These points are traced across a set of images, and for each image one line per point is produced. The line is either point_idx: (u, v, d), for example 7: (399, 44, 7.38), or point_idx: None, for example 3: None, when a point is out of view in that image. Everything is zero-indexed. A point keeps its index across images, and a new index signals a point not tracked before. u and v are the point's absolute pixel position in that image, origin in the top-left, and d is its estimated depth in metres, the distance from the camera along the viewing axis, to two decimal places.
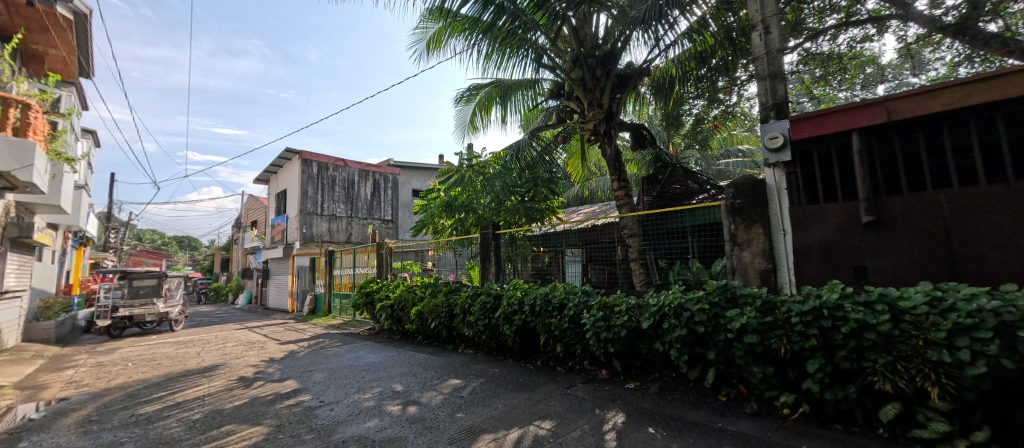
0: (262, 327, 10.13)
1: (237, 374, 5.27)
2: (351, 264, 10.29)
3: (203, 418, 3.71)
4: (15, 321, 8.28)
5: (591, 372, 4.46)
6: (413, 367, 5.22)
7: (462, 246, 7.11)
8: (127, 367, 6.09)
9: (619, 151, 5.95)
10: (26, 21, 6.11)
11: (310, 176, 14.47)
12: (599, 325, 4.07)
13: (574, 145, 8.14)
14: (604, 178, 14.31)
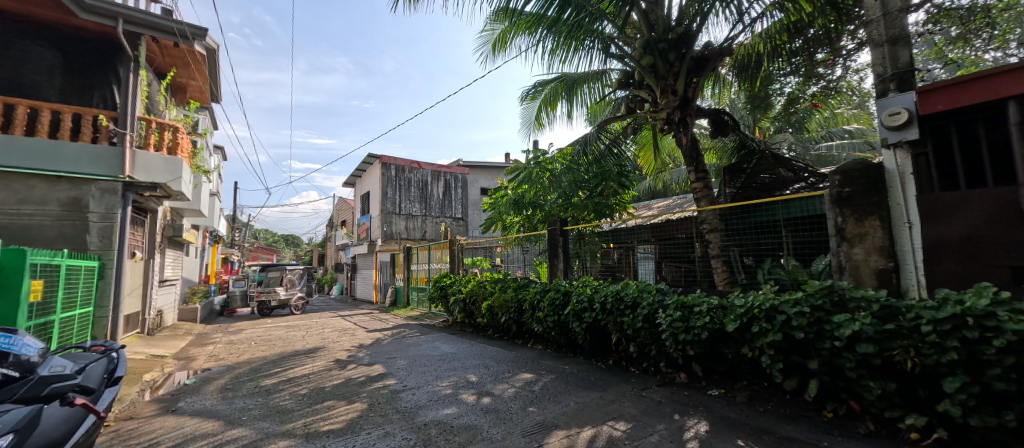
0: (352, 316, 11.08)
1: (334, 356, 5.80)
2: (426, 260, 10.81)
3: (310, 393, 4.11)
4: (173, 304, 10.01)
5: (667, 375, 4.16)
6: (486, 359, 5.31)
7: (531, 242, 7.09)
8: (249, 345, 7.03)
9: (696, 139, 5.41)
10: (174, 60, 7.25)
11: (389, 178, 15.48)
12: (677, 326, 3.77)
13: (644, 135, 7.74)
14: (679, 169, 13.43)
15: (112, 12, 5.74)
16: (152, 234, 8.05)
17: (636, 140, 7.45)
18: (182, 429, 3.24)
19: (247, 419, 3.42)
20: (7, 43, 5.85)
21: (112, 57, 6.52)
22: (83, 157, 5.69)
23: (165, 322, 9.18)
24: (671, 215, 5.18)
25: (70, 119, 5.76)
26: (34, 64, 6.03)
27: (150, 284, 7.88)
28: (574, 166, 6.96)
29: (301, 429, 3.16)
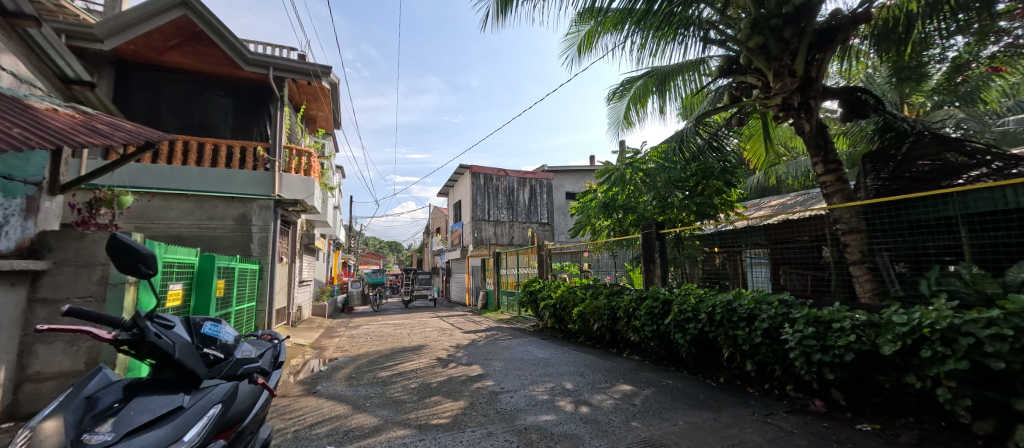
0: (449, 317, 11.75)
1: (436, 355, 6.17)
2: (515, 264, 10.99)
3: (418, 387, 4.43)
4: (308, 301, 11.73)
5: (798, 401, 3.55)
6: (581, 367, 5.14)
7: (621, 246, 6.71)
8: (366, 340, 7.85)
9: (824, 125, 4.62)
10: (307, 95, 8.52)
11: (479, 187, 16.21)
12: (809, 344, 3.20)
13: (753, 125, 6.84)
14: (797, 160, 11.51)
15: (263, 63, 7.01)
16: (293, 242, 9.54)
17: (739, 131, 6.58)
18: (321, 410, 3.73)
19: (370, 406, 3.81)
20: (198, 96, 7.45)
21: (265, 99, 7.85)
22: (247, 180, 7.00)
23: (303, 316, 10.77)
24: (788, 215, 4.49)
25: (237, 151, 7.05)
26: (214, 111, 7.51)
27: (293, 284, 9.33)
28: (668, 164, 6.38)
29: (414, 420, 3.40)
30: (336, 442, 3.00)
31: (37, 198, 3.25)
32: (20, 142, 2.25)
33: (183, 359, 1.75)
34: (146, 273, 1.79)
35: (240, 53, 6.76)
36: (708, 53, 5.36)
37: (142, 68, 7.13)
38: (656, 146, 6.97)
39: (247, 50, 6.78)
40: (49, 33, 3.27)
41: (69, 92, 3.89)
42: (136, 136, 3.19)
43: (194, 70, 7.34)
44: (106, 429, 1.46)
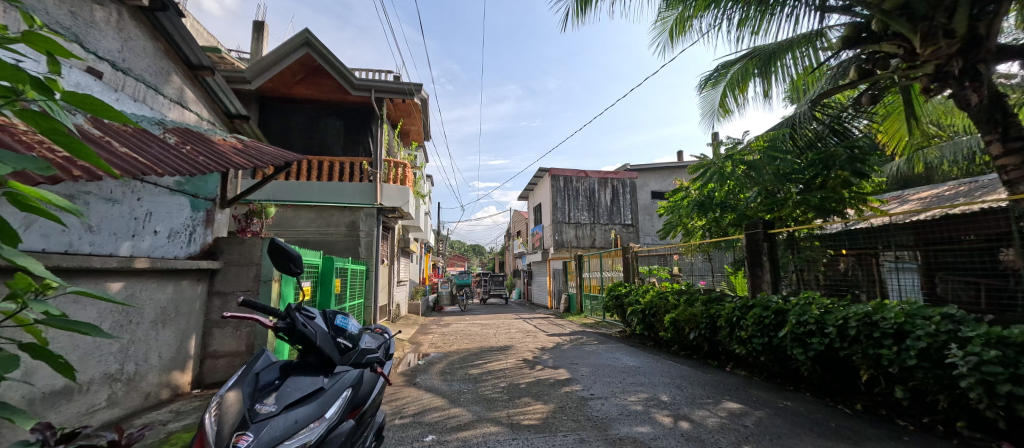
0: (532, 319, 11.76)
1: (523, 356, 6.19)
2: (599, 267, 10.54)
3: (507, 387, 4.50)
4: (405, 300, 12.73)
5: (976, 443, 2.79)
6: (675, 378, 4.72)
7: (718, 248, 6.04)
8: (456, 338, 8.22)
9: (1000, 92, 3.68)
10: (401, 111, 9.29)
11: (558, 190, 16.03)
12: (994, 372, 2.51)
13: (890, 102, 5.69)
14: (954, 140, 9.18)
15: (367, 86, 7.81)
16: (392, 245, 10.41)
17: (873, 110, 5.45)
18: (421, 401, 4.01)
19: (464, 401, 3.99)
20: (317, 121, 8.59)
21: (369, 118, 8.76)
22: (355, 190, 7.76)
23: (401, 313, 11.70)
24: (947, 208, 3.67)
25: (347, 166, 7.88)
26: (330, 133, 8.62)
27: (392, 283, 10.19)
28: (779, 154, 5.41)
29: (505, 418, 3.47)
30: (434, 433, 3.19)
31: (213, 211, 4.03)
32: (202, 167, 2.86)
33: (322, 345, 2.03)
34: (294, 272, 2.11)
35: (348, 79, 7.64)
36: (826, 23, 4.58)
37: (278, 101, 8.48)
38: (760, 136, 6.11)
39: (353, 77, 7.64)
40: (217, 80, 4.05)
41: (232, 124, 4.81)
42: (275, 157, 3.79)
43: (314, 99, 8.48)
44: (270, 401, 1.75)
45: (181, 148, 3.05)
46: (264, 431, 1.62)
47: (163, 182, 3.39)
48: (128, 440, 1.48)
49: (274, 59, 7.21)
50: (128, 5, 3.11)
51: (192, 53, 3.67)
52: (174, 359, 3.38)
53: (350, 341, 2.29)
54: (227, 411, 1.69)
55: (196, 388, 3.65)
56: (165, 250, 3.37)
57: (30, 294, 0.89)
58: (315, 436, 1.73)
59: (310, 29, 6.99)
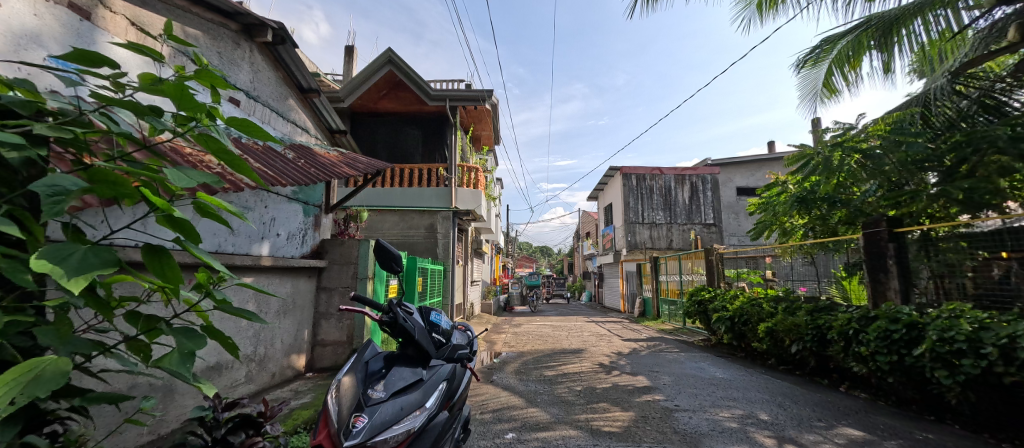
0: (604, 321, 11.07)
1: (597, 360, 5.88)
2: (677, 270, 9.33)
3: (583, 390, 4.33)
4: (478, 298, 13.03)
5: None
6: (775, 394, 4.10)
7: (824, 250, 5.19)
8: (529, 338, 8.16)
9: None
10: (473, 118, 9.56)
11: (631, 189, 14.56)
12: None
13: None
14: None
15: (441, 96, 8.12)
16: (465, 246, 10.74)
17: None
18: (499, 398, 4.09)
19: (541, 402, 3.96)
20: (400, 132, 9.22)
21: (445, 126, 9.16)
22: (433, 194, 8.15)
23: (473, 311, 12.00)
24: None
25: (425, 173, 8.31)
26: (411, 142, 9.21)
27: (466, 282, 10.51)
28: (907, 138, 4.40)
29: (584, 423, 3.38)
30: (515, 431, 3.23)
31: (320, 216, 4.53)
32: (313, 178, 3.25)
33: (421, 340, 2.16)
34: (395, 271, 2.28)
35: (426, 90, 8.06)
36: None
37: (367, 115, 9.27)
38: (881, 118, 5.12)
39: (429, 87, 8.01)
40: (322, 100, 4.55)
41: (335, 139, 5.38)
42: (369, 166, 4.14)
43: (398, 112, 9.08)
44: (380, 388, 1.92)
45: (296, 162, 3.50)
46: (375, 415, 1.78)
47: (284, 192, 3.89)
48: (271, 412, 1.73)
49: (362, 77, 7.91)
50: (257, 42, 3.59)
51: (303, 78, 4.19)
52: (293, 344, 3.87)
53: (444, 336, 2.36)
54: (345, 394, 1.88)
55: (309, 371, 4.13)
56: (284, 250, 3.87)
57: (208, 284, 1.07)
58: (418, 423, 1.86)
59: (392, 47, 7.53)
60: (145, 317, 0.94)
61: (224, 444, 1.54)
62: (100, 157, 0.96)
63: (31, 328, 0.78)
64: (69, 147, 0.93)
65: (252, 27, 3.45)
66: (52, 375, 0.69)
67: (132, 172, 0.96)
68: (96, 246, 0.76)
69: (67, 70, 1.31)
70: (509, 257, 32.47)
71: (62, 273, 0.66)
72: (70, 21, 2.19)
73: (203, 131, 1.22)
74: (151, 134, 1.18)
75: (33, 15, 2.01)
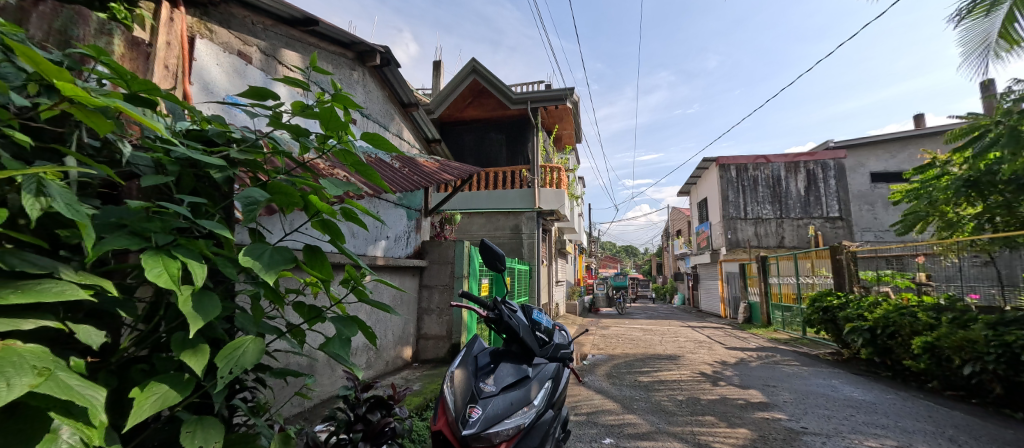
0: (702, 326, 10.07)
1: (698, 368, 5.34)
2: (792, 271, 7.94)
3: (686, 400, 3.98)
4: (564, 298, 12.82)
5: None
6: (943, 425, 3.29)
7: (1009, 247, 3.97)
8: (618, 341, 7.75)
9: None
10: (554, 118, 9.35)
11: (729, 181, 12.33)
12: None
13: None
14: None
15: (523, 99, 8.21)
16: (550, 246, 10.69)
17: None
18: (594, 401, 3.98)
19: (638, 409, 3.75)
20: (485, 137, 9.25)
21: (527, 127, 8.94)
22: (516, 196, 8.38)
23: (560, 311, 11.87)
24: None
25: (508, 175, 8.60)
26: (494, 145, 9.21)
27: (553, 282, 10.45)
28: None
29: (690, 436, 3.11)
30: (612, 437, 3.12)
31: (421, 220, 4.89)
32: (415, 185, 3.51)
33: (526, 337, 2.19)
34: (498, 268, 2.34)
35: (508, 95, 8.19)
36: None
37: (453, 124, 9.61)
38: None
39: (511, 92, 8.15)
40: (421, 113, 4.91)
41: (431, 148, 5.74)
42: (464, 172, 4.36)
43: (482, 118, 9.24)
44: (490, 383, 1.99)
45: (402, 170, 3.82)
46: (489, 408, 1.87)
47: (392, 198, 4.29)
48: (398, 396, 1.93)
49: (450, 89, 8.34)
50: (368, 67, 4.00)
51: (405, 94, 4.55)
52: (401, 336, 4.24)
53: (547, 334, 2.32)
54: (460, 385, 2.01)
55: (414, 361, 4.48)
56: (393, 251, 4.26)
57: (353, 278, 1.21)
58: (528, 420, 1.91)
59: (476, 57, 7.82)
60: (309, 306, 1.10)
61: (363, 420, 1.75)
62: (269, 174, 1.14)
63: (234, 313, 0.97)
64: (248, 166, 1.13)
65: (364, 53, 3.84)
66: (253, 353, 0.86)
67: (296, 185, 1.12)
68: (277, 246, 0.93)
69: (241, 104, 1.61)
70: (595, 256, 31.52)
71: (259, 269, 0.82)
72: (240, 67, 2.70)
73: (341, 146, 1.39)
74: (300, 153, 1.38)
75: (215, 65, 2.53)
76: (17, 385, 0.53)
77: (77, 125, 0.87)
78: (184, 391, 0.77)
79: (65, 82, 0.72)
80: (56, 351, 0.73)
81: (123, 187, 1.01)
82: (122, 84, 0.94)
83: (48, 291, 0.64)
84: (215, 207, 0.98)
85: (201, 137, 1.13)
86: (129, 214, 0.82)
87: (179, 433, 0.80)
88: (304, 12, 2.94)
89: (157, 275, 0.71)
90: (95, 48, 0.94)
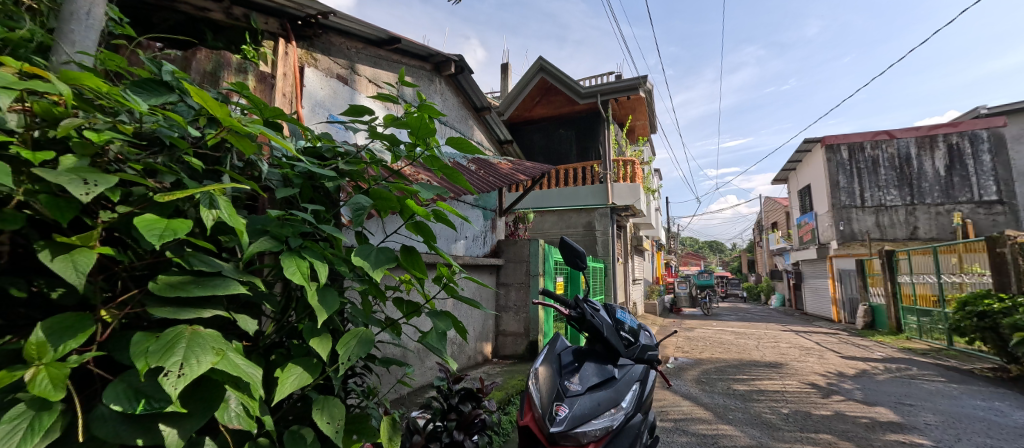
0: (807, 331, 8.87)
1: (808, 379, 4.71)
2: (930, 268, 6.63)
3: (794, 414, 3.54)
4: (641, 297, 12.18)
5: None
6: None
7: None
8: (706, 345, 7.15)
9: None
10: (625, 110, 8.89)
11: (840, 163, 10.70)
12: None
13: None
14: None
15: (592, 93, 7.93)
16: (626, 243, 10.24)
17: None
18: (682, 408, 3.73)
19: (734, 420, 3.42)
20: (554, 135, 9.23)
21: (597, 121, 8.82)
22: (588, 193, 8.17)
23: (637, 311, 11.31)
24: None
25: (579, 171, 8.41)
26: (565, 142, 9.11)
27: (629, 281, 10.00)
28: None
29: None
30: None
31: (496, 219, 5.00)
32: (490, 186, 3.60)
33: (611, 337, 2.12)
34: (580, 266, 2.31)
35: (577, 90, 8.01)
36: None
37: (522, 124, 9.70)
38: None
39: (580, 86, 7.95)
40: (493, 116, 5.04)
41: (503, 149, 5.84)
42: (537, 170, 4.38)
43: (550, 116, 9.23)
44: (576, 383, 1.97)
45: (477, 172, 3.93)
46: (576, 407, 1.86)
47: (469, 200, 4.44)
48: (487, 389, 2.00)
49: (519, 89, 8.43)
50: (444, 75, 4.18)
51: (478, 98, 4.69)
52: (482, 332, 4.39)
53: (632, 335, 2.22)
54: (545, 382, 2.02)
55: (494, 357, 4.61)
56: (472, 250, 4.42)
57: (445, 276, 1.28)
58: (616, 422, 1.86)
59: (543, 56, 7.78)
60: (408, 302, 1.20)
61: (456, 410, 1.86)
62: (370, 182, 1.25)
63: (348, 307, 1.10)
64: (352, 176, 1.26)
65: (440, 64, 4.03)
66: (365, 343, 0.97)
67: (392, 191, 1.23)
68: (381, 247, 1.03)
69: (342, 121, 1.79)
70: (675, 253, 29.46)
71: (369, 268, 0.92)
72: (339, 88, 3.01)
73: (427, 153, 1.48)
74: (392, 161, 1.50)
75: (321, 88, 2.85)
76: (202, 362, 0.67)
77: (229, 149, 1.05)
78: (314, 374, 0.90)
79: (225, 116, 0.88)
80: (224, 335, 0.89)
81: (260, 200, 1.19)
82: (258, 112, 1.11)
83: (218, 287, 0.79)
84: (330, 213, 1.11)
85: (315, 152, 1.28)
86: (269, 221, 0.97)
87: (312, 409, 0.93)
88: (389, 32, 3.18)
89: (292, 273, 0.84)
90: (238, 84, 1.12)
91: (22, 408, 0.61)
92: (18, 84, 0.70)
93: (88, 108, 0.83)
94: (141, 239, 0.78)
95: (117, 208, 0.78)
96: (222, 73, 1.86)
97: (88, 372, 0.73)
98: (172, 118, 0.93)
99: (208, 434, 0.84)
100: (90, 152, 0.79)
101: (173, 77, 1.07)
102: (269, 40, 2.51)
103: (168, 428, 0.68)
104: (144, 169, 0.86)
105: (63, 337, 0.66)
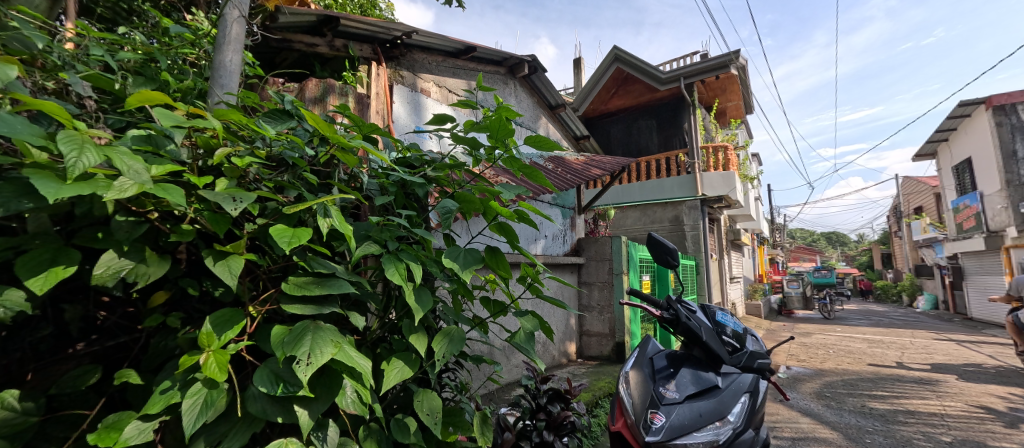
0: (972, 340, 7.22)
1: (976, 400, 3.83)
2: None
3: (959, 444, 2.90)
4: (741, 298, 10.98)
5: None
6: None
7: None
8: (829, 353, 6.18)
9: None
10: (714, 91, 8.12)
11: (1016, 129, 8.54)
12: None
13: None
14: None
15: (674, 77, 7.42)
16: (720, 239, 9.34)
17: None
18: (801, 425, 3.29)
19: (872, 444, 2.92)
20: (634, 126, 8.82)
21: (682, 107, 8.08)
22: (674, 184, 7.66)
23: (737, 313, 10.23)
24: None
25: (663, 162, 7.92)
26: (645, 132, 8.64)
27: (725, 280, 9.11)
28: None
29: None
30: None
31: (575, 217, 4.92)
32: (564, 183, 3.56)
33: (710, 341, 1.94)
34: (671, 264, 2.15)
35: (656, 76, 7.56)
36: None
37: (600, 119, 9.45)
38: None
39: (659, 71, 7.50)
40: (567, 112, 4.96)
41: (580, 145, 5.72)
42: (615, 165, 4.24)
43: (630, 107, 8.84)
44: (672, 392, 1.85)
45: (552, 169, 3.91)
46: (674, 416, 1.75)
47: (547, 198, 4.44)
48: (575, 391, 1.97)
49: (593, 82, 8.30)
50: (518, 77, 4.23)
51: (551, 96, 4.65)
52: (566, 332, 4.37)
53: (736, 340, 2.03)
54: (637, 388, 1.91)
55: (579, 357, 4.54)
56: (552, 249, 4.40)
57: (529, 275, 1.29)
58: (722, 436, 1.71)
59: (617, 46, 7.51)
60: (494, 302, 1.23)
61: (545, 410, 1.87)
62: (454, 186, 1.32)
63: (440, 305, 1.16)
64: (438, 182, 1.33)
65: (515, 66, 4.07)
66: (457, 340, 1.02)
67: (475, 193, 1.27)
68: (467, 248, 1.07)
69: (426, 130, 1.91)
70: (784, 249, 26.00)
71: (458, 269, 0.97)
72: (423, 100, 3.23)
73: (507, 154, 1.50)
74: (474, 164, 1.55)
75: (407, 103, 3.10)
76: (324, 353, 0.77)
77: (337, 164, 1.19)
78: (414, 368, 0.96)
79: (333, 135, 0.99)
80: (340, 330, 1.00)
81: (361, 209, 1.32)
82: (357, 129, 1.23)
83: (335, 287, 0.90)
84: (421, 217, 1.20)
85: (406, 162, 1.39)
86: (370, 227, 1.07)
87: (413, 400, 1.00)
88: (463, 42, 3.31)
89: (392, 274, 0.92)
90: (341, 106, 1.25)
91: (199, 386, 0.75)
92: (187, 122, 0.87)
93: (233, 138, 1.00)
94: (275, 246, 0.92)
95: (257, 221, 0.92)
96: (328, 97, 2.11)
97: (242, 358, 0.88)
98: (293, 142, 1.08)
99: (331, 416, 0.95)
100: (236, 174, 0.95)
101: (292, 106, 1.24)
102: (363, 64, 2.80)
103: (301, 409, 0.79)
104: (273, 186, 1.01)
105: (224, 328, 0.80)
